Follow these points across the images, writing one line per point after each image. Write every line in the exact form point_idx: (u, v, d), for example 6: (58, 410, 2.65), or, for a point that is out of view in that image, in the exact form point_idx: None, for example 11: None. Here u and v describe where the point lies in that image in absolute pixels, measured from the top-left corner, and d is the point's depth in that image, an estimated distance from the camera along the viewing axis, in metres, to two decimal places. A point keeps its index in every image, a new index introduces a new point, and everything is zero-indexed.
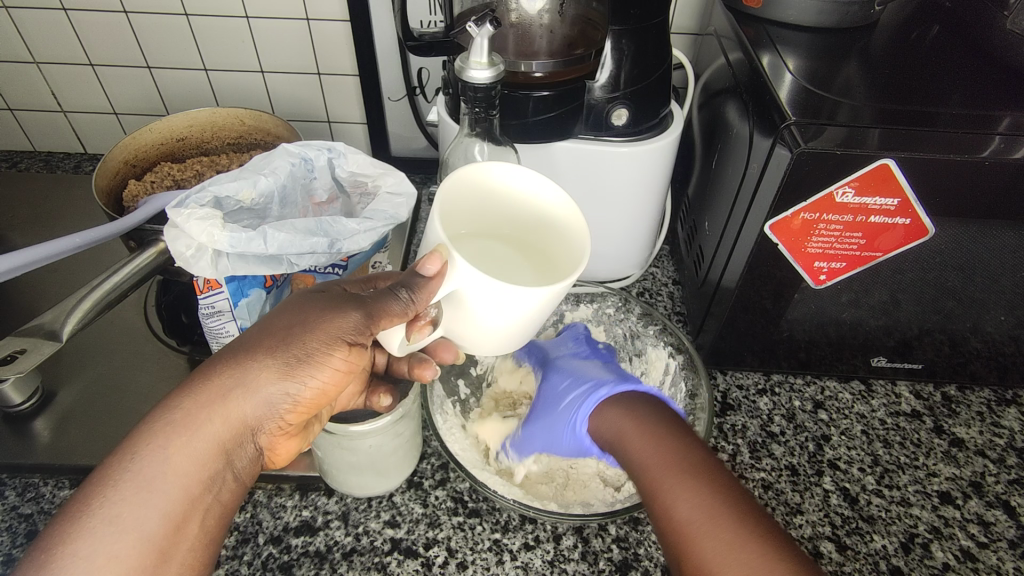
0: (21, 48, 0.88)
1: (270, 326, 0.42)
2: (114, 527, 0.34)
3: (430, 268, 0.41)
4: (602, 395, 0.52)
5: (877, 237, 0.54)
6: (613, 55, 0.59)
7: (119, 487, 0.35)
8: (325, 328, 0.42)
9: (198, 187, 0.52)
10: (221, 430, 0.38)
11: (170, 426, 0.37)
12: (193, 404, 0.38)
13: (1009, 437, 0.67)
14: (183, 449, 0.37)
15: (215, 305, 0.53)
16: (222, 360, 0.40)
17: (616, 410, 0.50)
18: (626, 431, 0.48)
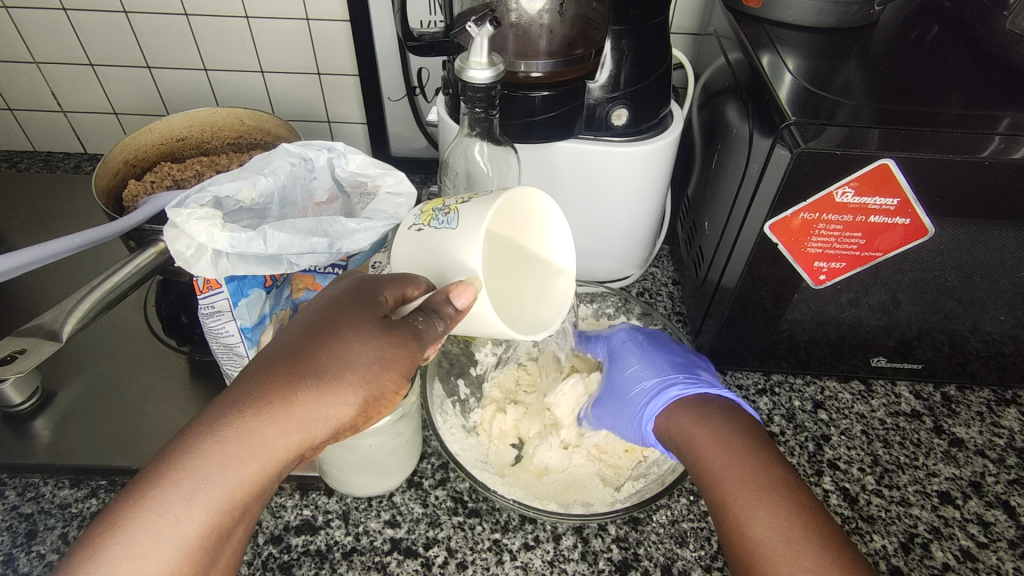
0: (20, 47, 0.88)
1: (346, 349, 0.40)
2: (179, 544, 0.33)
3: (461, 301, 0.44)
4: (672, 396, 0.53)
5: (877, 237, 0.54)
6: (613, 55, 0.58)
7: (188, 501, 0.33)
8: (398, 363, 0.41)
9: (199, 186, 0.52)
10: (290, 454, 0.37)
11: (245, 446, 0.35)
12: (271, 428, 0.36)
13: (1009, 437, 0.67)
14: (254, 469, 0.35)
15: (215, 305, 0.52)
16: (301, 380, 0.38)
17: (688, 407, 0.52)
18: (699, 425, 0.50)
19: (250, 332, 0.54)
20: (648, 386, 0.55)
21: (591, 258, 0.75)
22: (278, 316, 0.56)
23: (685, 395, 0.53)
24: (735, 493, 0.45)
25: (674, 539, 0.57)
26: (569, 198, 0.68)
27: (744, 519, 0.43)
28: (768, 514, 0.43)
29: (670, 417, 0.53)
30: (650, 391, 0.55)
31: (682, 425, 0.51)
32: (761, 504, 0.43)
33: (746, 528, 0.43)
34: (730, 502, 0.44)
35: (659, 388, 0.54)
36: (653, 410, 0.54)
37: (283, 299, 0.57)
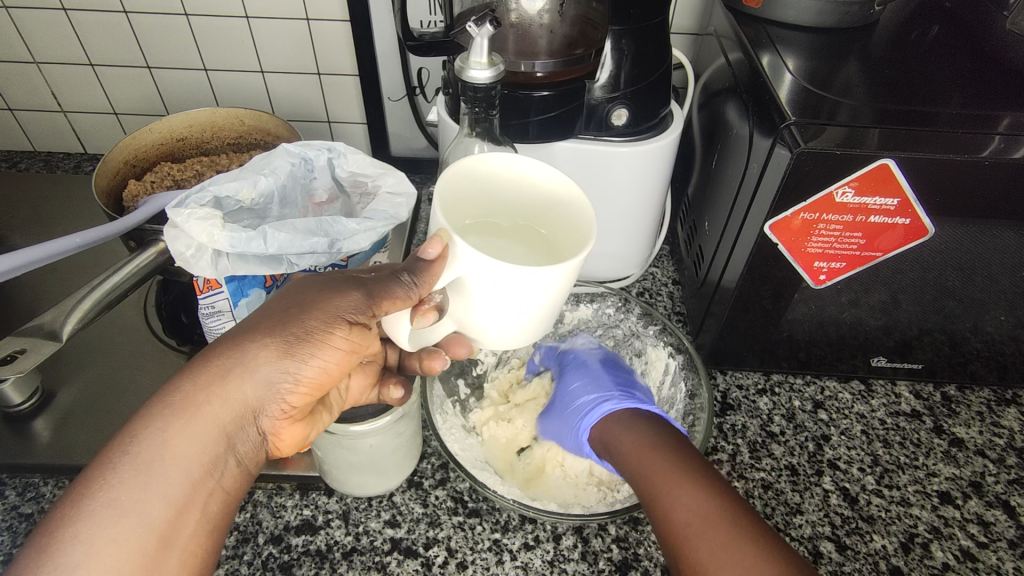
0: (20, 48, 0.88)
1: (268, 308, 0.42)
2: (115, 509, 0.34)
3: (432, 251, 0.41)
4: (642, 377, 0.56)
5: (877, 237, 0.54)
6: (613, 55, 0.59)
7: (127, 463, 0.35)
8: (326, 307, 0.42)
9: (199, 186, 0.52)
10: (224, 413, 0.38)
11: (172, 407, 0.37)
12: (193, 385, 0.38)
13: (1009, 437, 0.67)
14: (187, 428, 0.37)
15: (215, 304, 0.52)
16: (221, 343, 0.40)
17: (615, 425, 0.52)
18: (626, 432, 0.50)
19: None
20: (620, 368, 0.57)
21: (592, 258, 0.75)
22: None
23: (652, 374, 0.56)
24: (645, 476, 0.45)
25: None
26: None
27: (663, 497, 0.44)
28: (683, 488, 0.43)
29: (603, 438, 0.52)
30: (587, 406, 0.55)
31: (613, 437, 0.51)
32: (673, 482, 0.44)
33: (668, 507, 0.43)
34: (646, 482, 0.45)
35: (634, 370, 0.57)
36: (591, 422, 0.54)
37: None
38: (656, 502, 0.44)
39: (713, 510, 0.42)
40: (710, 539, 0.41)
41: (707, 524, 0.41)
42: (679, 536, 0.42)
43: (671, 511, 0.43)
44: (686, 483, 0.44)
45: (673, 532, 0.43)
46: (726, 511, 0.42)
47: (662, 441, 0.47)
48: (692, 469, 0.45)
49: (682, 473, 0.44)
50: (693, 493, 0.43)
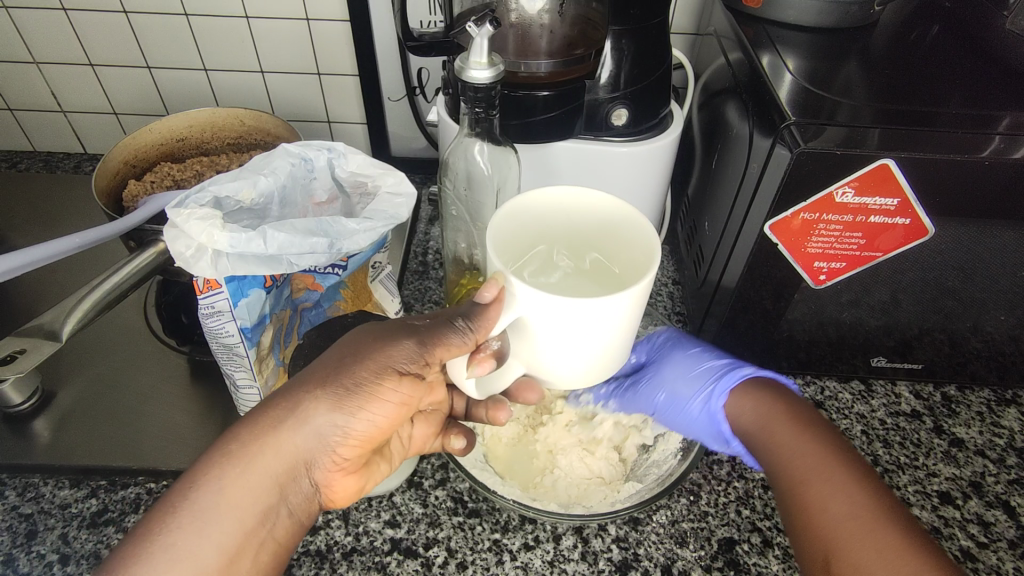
0: (20, 47, 0.88)
1: (323, 359, 0.43)
2: (172, 554, 0.36)
3: (487, 294, 0.42)
4: (732, 381, 0.55)
5: (877, 237, 0.54)
6: (613, 55, 0.59)
7: (191, 512, 0.37)
8: (377, 358, 0.43)
9: (199, 186, 0.52)
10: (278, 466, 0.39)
11: (232, 457, 0.39)
12: (249, 435, 0.39)
13: (1009, 437, 0.67)
14: (245, 478, 0.38)
15: (216, 304, 0.51)
16: (278, 395, 0.41)
17: (751, 391, 0.54)
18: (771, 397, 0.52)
19: (250, 333, 0.53)
20: (704, 373, 0.56)
21: None
22: (276, 314, 0.56)
23: (748, 379, 0.55)
24: (810, 473, 0.46)
25: (674, 539, 0.57)
26: None
27: (830, 494, 0.44)
28: (846, 488, 0.44)
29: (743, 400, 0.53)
30: (718, 371, 0.56)
31: (762, 396, 0.53)
32: (841, 483, 0.44)
33: (830, 500, 0.44)
34: (815, 476, 0.46)
35: (724, 372, 0.56)
36: (728, 383, 0.55)
37: (283, 299, 0.56)
38: (810, 501, 0.45)
39: (881, 515, 0.42)
40: (867, 545, 0.41)
41: (868, 530, 0.42)
42: (829, 535, 0.43)
43: (828, 511, 0.44)
44: (852, 486, 0.44)
45: (825, 528, 0.43)
46: (892, 518, 0.42)
47: (835, 442, 0.47)
48: (872, 478, 0.45)
49: (856, 475, 0.45)
50: (866, 497, 0.43)
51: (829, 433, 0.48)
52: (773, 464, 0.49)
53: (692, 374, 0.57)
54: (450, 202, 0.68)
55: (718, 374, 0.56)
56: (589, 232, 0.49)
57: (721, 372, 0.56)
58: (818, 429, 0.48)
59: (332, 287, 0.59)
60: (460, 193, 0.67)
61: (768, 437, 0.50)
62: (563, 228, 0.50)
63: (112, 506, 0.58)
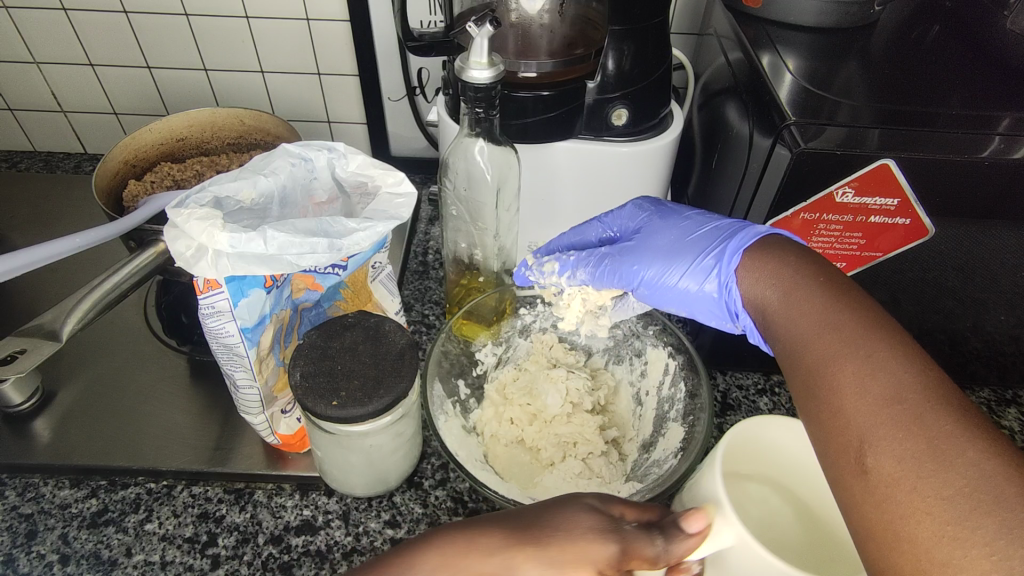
0: (20, 48, 0.88)
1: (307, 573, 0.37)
2: None
3: (694, 526, 0.37)
4: (738, 237, 0.51)
5: (877, 237, 0.54)
6: (613, 55, 0.58)
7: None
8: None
9: (199, 187, 0.52)
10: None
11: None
12: None
13: (1009, 437, 0.67)
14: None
15: (216, 305, 0.50)
16: None
17: (762, 249, 0.50)
18: (784, 256, 0.48)
19: (251, 333, 0.52)
20: (710, 238, 0.54)
21: None
22: (275, 314, 0.55)
23: (754, 235, 0.51)
24: (842, 353, 0.39)
25: None
26: (570, 198, 0.68)
27: (863, 369, 0.38)
28: (885, 364, 0.37)
29: (750, 258, 0.50)
30: (725, 235, 0.53)
31: (777, 252, 0.49)
32: (879, 360, 0.37)
33: (865, 379, 0.37)
34: (850, 355, 0.39)
35: (732, 230, 0.53)
36: (735, 241, 0.51)
37: (283, 299, 0.56)
38: (839, 382, 0.38)
39: (924, 396, 0.35)
40: (910, 428, 0.34)
41: (910, 415, 0.34)
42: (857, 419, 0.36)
43: (865, 393, 0.37)
44: (891, 360, 0.37)
45: (859, 411, 0.36)
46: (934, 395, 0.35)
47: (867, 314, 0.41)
48: (920, 353, 0.37)
49: (900, 351, 0.37)
50: (909, 375, 0.36)
51: (863, 303, 0.42)
52: (798, 344, 0.42)
53: (690, 242, 0.55)
54: (450, 202, 0.67)
55: (723, 234, 0.53)
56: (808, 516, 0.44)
57: (728, 230, 0.53)
58: (850, 303, 0.42)
59: (332, 288, 0.60)
60: (460, 193, 0.66)
61: (791, 309, 0.44)
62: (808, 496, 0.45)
63: (112, 506, 0.58)
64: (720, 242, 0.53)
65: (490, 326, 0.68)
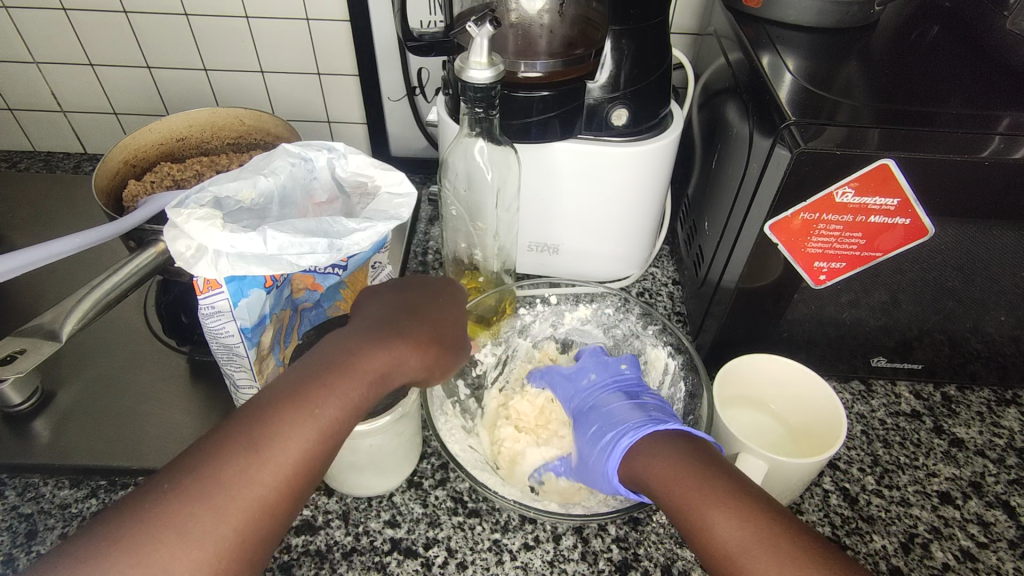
0: (20, 47, 0.88)
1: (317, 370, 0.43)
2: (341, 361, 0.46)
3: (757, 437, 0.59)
4: (625, 445, 0.49)
5: (877, 237, 0.54)
6: (613, 55, 0.59)
7: (119, 559, 0.33)
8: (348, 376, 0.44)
9: (198, 187, 0.52)
10: (367, 401, 0.44)
11: (270, 435, 0.39)
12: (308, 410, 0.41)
13: (1009, 437, 0.67)
14: (236, 502, 0.36)
15: (216, 305, 0.50)
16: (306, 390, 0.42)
17: (641, 460, 0.47)
18: (649, 462, 0.46)
19: (250, 333, 0.52)
20: (606, 440, 0.51)
21: (592, 259, 0.74)
22: (275, 314, 0.55)
23: (636, 443, 0.48)
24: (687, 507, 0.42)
25: (674, 539, 0.57)
26: (569, 199, 0.68)
27: (705, 525, 0.41)
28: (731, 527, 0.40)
29: (631, 470, 0.47)
30: (609, 443, 0.50)
31: (646, 461, 0.46)
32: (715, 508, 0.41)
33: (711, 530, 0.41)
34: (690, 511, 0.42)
35: (616, 440, 0.50)
36: (615, 466, 0.49)
37: (283, 299, 0.56)
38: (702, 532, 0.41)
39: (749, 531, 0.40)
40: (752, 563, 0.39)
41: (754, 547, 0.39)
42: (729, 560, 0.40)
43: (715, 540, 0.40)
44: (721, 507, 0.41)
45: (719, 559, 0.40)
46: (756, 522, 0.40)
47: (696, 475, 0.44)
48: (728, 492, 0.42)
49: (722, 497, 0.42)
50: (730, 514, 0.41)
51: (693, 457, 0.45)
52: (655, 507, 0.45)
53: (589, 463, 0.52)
54: (450, 202, 0.68)
55: (610, 445, 0.50)
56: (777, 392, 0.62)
57: (613, 441, 0.50)
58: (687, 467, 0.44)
59: (332, 288, 0.60)
60: (460, 193, 0.67)
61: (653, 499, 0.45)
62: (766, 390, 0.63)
63: None
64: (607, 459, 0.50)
65: (490, 324, 0.68)
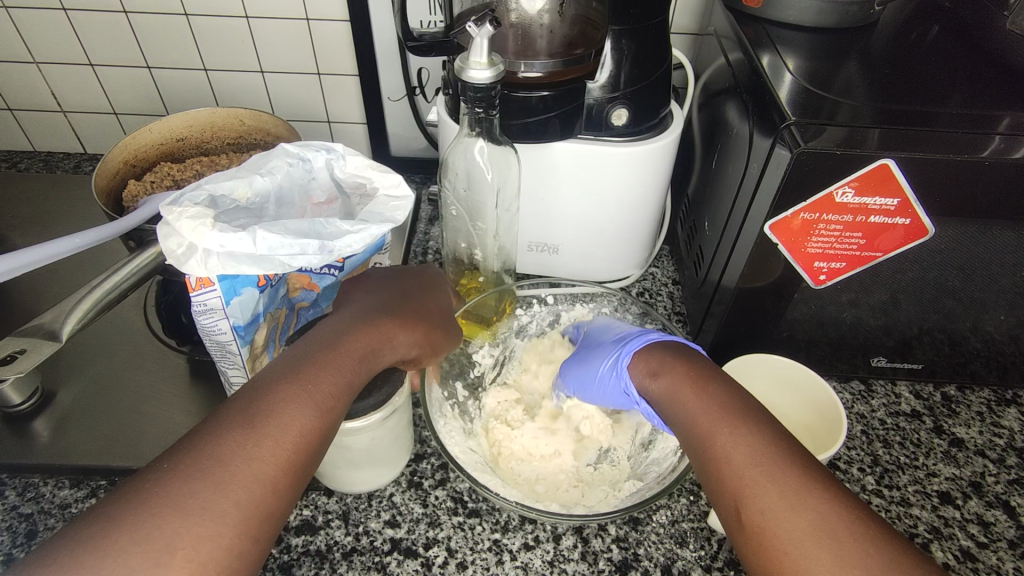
0: (20, 48, 0.88)
1: (302, 356, 0.44)
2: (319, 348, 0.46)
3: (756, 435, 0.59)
4: (653, 335, 0.55)
5: (877, 237, 0.54)
6: (613, 55, 0.59)
7: (119, 539, 0.32)
8: (336, 357, 0.45)
9: (194, 185, 0.53)
10: (358, 378, 0.45)
11: (265, 414, 0.40)
12: (280, 397, 0.41)
13: (1009, 437, 0.67)
14: (236, 479, 0.37)
15: (208, 302, 0.50)
16: (278, 382, 0.42)
17: (664, 347, 0.53)
18: (669, 358, 0.51)
19: (244, 330, 0.53)
20: (633, 335, 0.57)
21: (591, 259, 0.74)
22: (269, 313, 0.55)
23: (665, 338, 0.54)
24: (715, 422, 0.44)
25: (674, 539, 0.57)
26: (569, 199, 0.68)
27: (728, 443, 0.43)
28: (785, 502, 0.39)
29: (645, 353, 0.53)
30: (633, 337, 0.56)
31: (647, 370, 0.51)
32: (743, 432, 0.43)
33: (731, 451, 0.42)
34: (714, 432, 0.44)
35: (641, 334, 0.56)
36: (632, 346, 0.54)
37: (278, 298, 0.56)
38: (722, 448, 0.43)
39: (774, 458, 0.41)
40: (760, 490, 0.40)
41: (769, 477, 0.40)
42: (737, 483, 0.41)
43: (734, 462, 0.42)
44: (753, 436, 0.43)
45: (728, 478, 0.42)
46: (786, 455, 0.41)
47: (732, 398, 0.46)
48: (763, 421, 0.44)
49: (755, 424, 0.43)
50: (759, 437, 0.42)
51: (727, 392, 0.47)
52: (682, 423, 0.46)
53: (603, 354, 0.57)
54: (450, 202, 0.68)
55: (634, 337, 0.56)
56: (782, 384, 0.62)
57: (638, 335, 0.56)
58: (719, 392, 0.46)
59: (329, 288, 0.60)
60: (460, 193, 0.67)
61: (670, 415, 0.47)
62: (768, 383, 0.62)
63: None
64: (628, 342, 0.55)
65: (490, 324, 0.68)
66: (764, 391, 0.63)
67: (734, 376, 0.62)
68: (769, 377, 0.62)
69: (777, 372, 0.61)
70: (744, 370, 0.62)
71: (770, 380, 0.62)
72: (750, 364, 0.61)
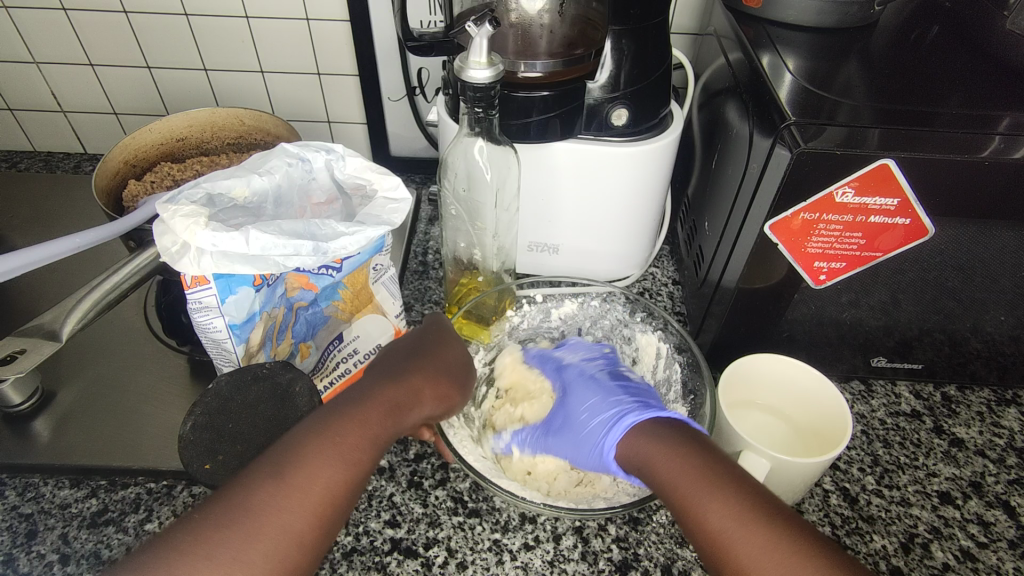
0: (20, 47, 0.88)
1: (337, 411, 0.44)
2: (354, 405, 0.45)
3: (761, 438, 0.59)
4: (627, 423, 0.51)
5: (877, 237, 0.54)
6: (613, 55, 0.59)
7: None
8: (368, 415, 0.44)
9: (192, 183, 0.53)
10: (388, 433, 0.44)
11: (295, 467, 0.40)
12: (315, 447, 0.41)
13: (1009, 437, 0.67)
14: (264, 536, 0.37)
15: (204, 300, 0.51)
16: (311, 433, 0.42)
17: (643, 436, 0.49)
18: (651, 445, 0.47)
19: (239, 329, 0.53)
20: (605, 416, 0.53)
21: (590, 259, 0.74)
22: (267, 312, 0.56)
23: (640, 421, 0.50)
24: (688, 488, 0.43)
25: (674, 539, 0.57)
26: (568, 199, 0.68)
27: (702, 515, 0.41)
28: (723, 509, 0.41)
29: (628, 450, 0.49)
30: (606, 421, 0.52)
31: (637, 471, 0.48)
32: (715, 494, 0.42)
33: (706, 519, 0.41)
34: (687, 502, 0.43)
35: (615, 420, 0.52)
36: (611, 444, 0.51)
37: (275, 296, 0.56)
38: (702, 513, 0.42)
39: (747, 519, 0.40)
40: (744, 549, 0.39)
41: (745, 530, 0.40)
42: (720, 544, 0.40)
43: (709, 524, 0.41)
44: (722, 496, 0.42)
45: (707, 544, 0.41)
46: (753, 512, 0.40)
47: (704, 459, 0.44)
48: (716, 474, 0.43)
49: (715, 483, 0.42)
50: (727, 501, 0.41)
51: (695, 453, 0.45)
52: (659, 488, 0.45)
53: (580, 434, 0.54)
54: (449, 202, 0.68)
55: (610, 422, 0.52)
56: (789, 390, 0.62)
57: (612, 419, 0.52)
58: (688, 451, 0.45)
59: (329, 287, 0.59)
60: (459, 193, 0.67)
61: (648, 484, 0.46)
62: (776, 389, 0.63)
63: (112, 506, 0.58)
64: (606, 432, 0.52)
65: (490, 323, 0.70)
66: (770, 396, 0.63)
67: (742, 380, 0.62)
68: (777, 382, 0.62)
69: (785, 377, 0.61)
70: (753, 374, 0.62)
71: (777, 386, 0.62)
72: (757, 368, 0.62)
